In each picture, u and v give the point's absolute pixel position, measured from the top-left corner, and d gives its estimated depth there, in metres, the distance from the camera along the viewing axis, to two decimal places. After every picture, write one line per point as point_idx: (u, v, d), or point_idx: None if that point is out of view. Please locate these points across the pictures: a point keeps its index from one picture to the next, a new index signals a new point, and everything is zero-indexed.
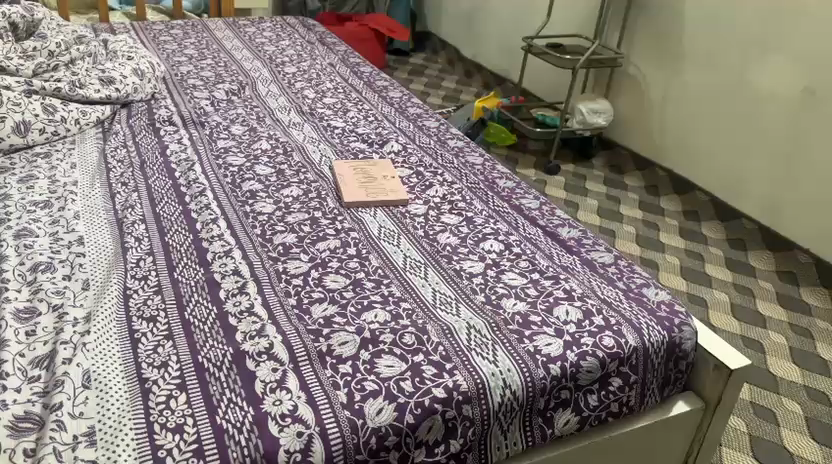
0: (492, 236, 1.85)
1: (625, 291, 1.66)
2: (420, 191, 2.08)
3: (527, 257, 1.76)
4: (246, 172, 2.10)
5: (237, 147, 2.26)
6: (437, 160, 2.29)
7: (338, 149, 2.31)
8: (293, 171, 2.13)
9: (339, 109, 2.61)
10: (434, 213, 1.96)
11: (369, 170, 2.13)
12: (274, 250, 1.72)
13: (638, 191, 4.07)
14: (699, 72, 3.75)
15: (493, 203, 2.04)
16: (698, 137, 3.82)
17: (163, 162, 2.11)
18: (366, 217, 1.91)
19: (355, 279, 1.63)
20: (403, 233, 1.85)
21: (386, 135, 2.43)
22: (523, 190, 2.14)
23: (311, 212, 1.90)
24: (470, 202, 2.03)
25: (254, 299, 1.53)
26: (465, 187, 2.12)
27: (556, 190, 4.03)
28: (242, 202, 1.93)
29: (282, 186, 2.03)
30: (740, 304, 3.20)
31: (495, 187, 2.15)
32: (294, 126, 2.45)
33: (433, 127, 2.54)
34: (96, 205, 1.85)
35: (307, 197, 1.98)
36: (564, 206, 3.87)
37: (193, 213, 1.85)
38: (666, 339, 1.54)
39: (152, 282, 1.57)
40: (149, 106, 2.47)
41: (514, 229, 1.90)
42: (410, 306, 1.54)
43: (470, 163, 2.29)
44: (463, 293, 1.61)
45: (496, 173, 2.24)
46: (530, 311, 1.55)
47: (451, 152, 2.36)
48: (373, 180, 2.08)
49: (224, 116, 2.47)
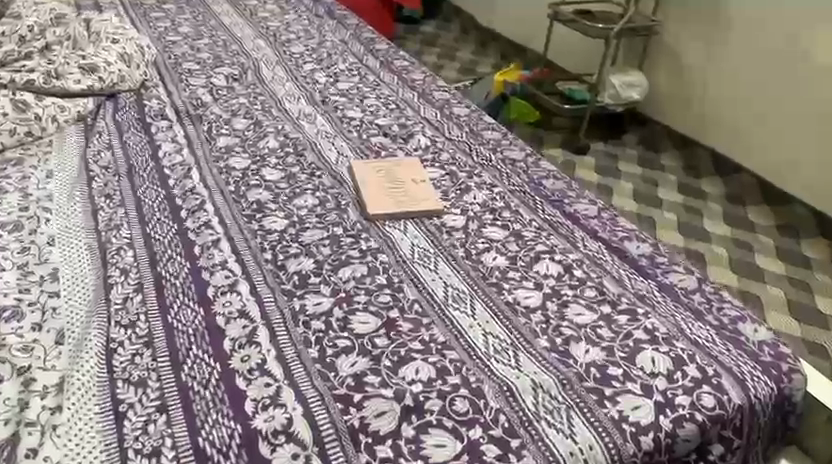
0: (547, 255, 1.56)
1: (718, 329, 1.38)
2: (456, 196, 1.78)
3: (593, 283, 1.47)
4: (251, 177, 1.79)
5: (240, 146, 1.95)
6: (471, 157, 1.98)
7: (357, 145, 2.00)
8: (306, 174, 1.83)
9: (355, 96, 2.29)
10: (476, 226, 1.66)
11: (397, 172, 1.82)
12: (288, 281, 1.42)
13: (676, 171, 3.72)
14: (740, 46, 3.42)
15: (543, 211, 1.73)
16: (741, 117, 3.48)
17: (154, 167, 1.81)
18: (395, 233, 1.61)
19: (389, 320, 1.34)
20: (440, 254, 1.55)
21: (410, 126, 2.11)
22: (576, 194, 1.83)
23: (330, 229, 1.60)
24: (516, 211, 1.72)
25: (268, 352, 1.24)
26: (508, 191, 1.81)
27: (588, 172, 3.69)
28: (249, 216, 1.63)
29: (295, 195, 1.73)
30: (800, 301, 2.89)
31: (542, 189, 1.84)
32: (305, 117, 2.14)
33: (463, 116, 2.22)
34: (75, 225, 1.55)
35: (324, 209, 1.68)
36: (596, 189, 3.54)
37: (191, 233, 1.55)
38: (774, 393, 1.26)
39: (143, 330, 1.28)
40: (138, 98, 2.16)
41: (572, 245, 1.60)
42: (458, 357, 1.26)
43: (510, 160, 1.98)
44: (521, 337, 1.32)
45: (541, 172, 1.93)
46: (608, 361, 1.26)
47: (487, 147, 2.05)
48: (401, 186, 1.77)
49: (225, 108, 2.15)
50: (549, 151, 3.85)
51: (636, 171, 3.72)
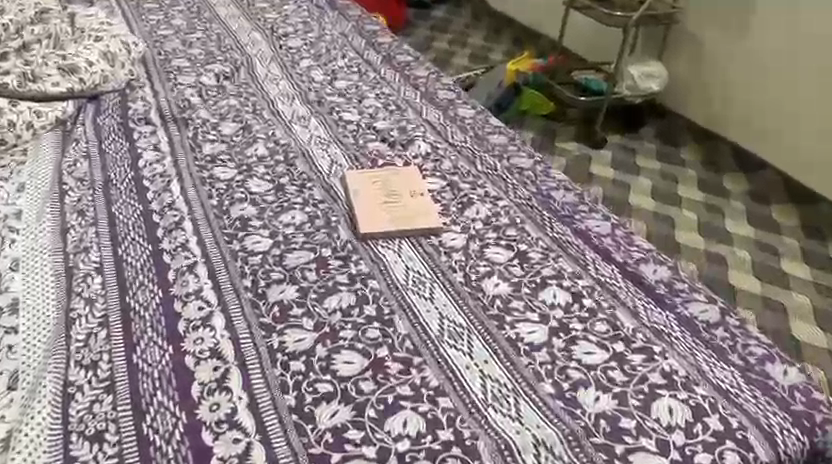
0: (554, 282, 1.43)
1: (744, 371, 1.27)
2: (457, 211, 1.64)
3: (605, 316, 1.35)
4: (236, 190, 1.67)
5: (226, 153, 1.82)
6: (475, 166, 1.83)
7: (351, 152, 1.86)
8: (296, 186, 1.70)
9: (354, 96, 2.15)
10: (477, 245, 1.52)
11: (393, 182, 1.68)
12: (267, 314, 1.30)
13: (696, 166, 3.54)
14: (767, 35, 3.23)
15: (552, 229, 1.60)
16: (766, 110, 3.31)
17: (133, 178, 1.69)
18: (387, 256, 1.48)
19: (376, 360, 1.22)
20: (437, 280, 1.41)
21: (411, 130, 1.97)
22: (588, 210, 1.70)
23: (318, 250, 1.47)
24: (521, 228, 1.59)
25: (239, 401, 1.14)
26: (514, 206, 1.67)
27: (604, 168, 3.50)
28: (230, 235, 1.51)
29: (281, 210, 1.60)
30: (826, 310, 2.73)
31: (551, 205, 1.71)
32: (299, 120, 2.00)
33: (469, 119, 2.08)
34: (41, 245, 1.44)
35: (313, 227, 1.55)
36: (611, 187, 3.35)
37: (165, 255, 1.43)
38: (805, 448, 1.15)
39: (105, 370, 1.17)
40: (122, 100, 2.04)
41: (581, 271, 1.47)
42: (452, 406, 1.15)
43: (517, 169, 1.85)
44: (523, 382, 1.21)
45: (551, 183, 1.79)
46: (620, 410, 1.16)
47: (493, 154, 1.90)
48: (398, 199, 1.63)
49: (213, 110, 2.03)
50: (563, 145, 3.66)
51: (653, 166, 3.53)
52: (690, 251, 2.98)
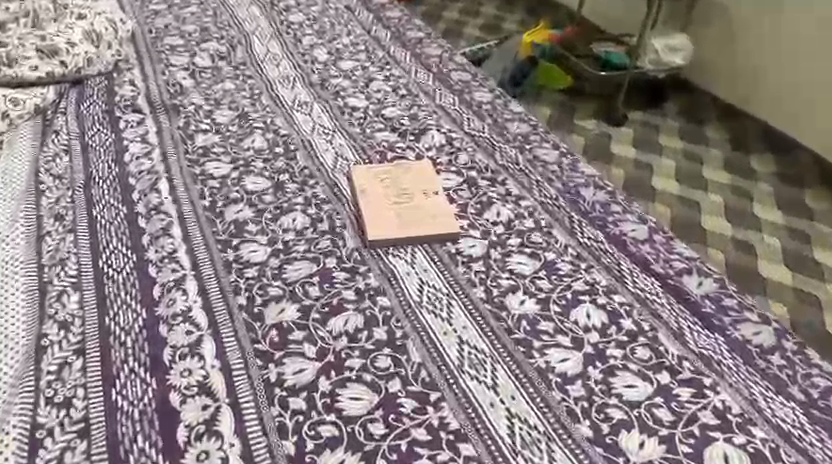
0: (587, 298, 1.27)
1: (807, 408, 1.11)
2: (475, 213, 1.48)
3: (646, 340, 1.19)
4: (231, 188, 1.51)
5: (221, 145, 1.65)
6: (494, 158, 1.66)
7: (358, 144, 1.69)
8: (297, 184, 1.54)
9: (361, 79, 1.98)
10: (499, 253, 1.36)
11: (402, 181, 1.51)
12: (264, 340, 1.16)
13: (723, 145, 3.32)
14: (803, 7, 3.01)
15: (582, 232, 1.43)
16: (800, 89, 3.10)
17: (118, 175, 1.53)
18: (398, 267, 1.32)
19: (388, 396, 1.07)
20: (454, 296, 1.26)
21: (423, 118, 1.80)
22: (620, 209, 1.51)
23: (321, 260, 1.32)
24: (548, 233, 1.43)
25: (231, 448, 1.00)
26: (538, 206, 1.50)
27: (627, 147, 3.30)
28: (223, 242, 1.36)
29: (281, 212, 1.44)
30: None
31: (579, 205, 1.52)
32: (300, 107, 1.83)
33: (486, 104, 1.90)
34: (13, 256, 1.29)
35: (315, 232, 1.39)
36: (632, 169, 3.16)
37: (151, 267, 1.28)
38: None
39: (79, 411, 1.03)
40: (109, 85, 1.87)
41: (617, 284, 1.31)
42: (475, 454, 1.00)
43: (540, 160, 1.67)
44: (556, 422, 1.05)
45: (579, 178, 1.61)
46: (668, 458, 1.01)
47: (514, 144, 1.73)
48: (408, 198, 1.47)
49: (206, 96, 1.86)
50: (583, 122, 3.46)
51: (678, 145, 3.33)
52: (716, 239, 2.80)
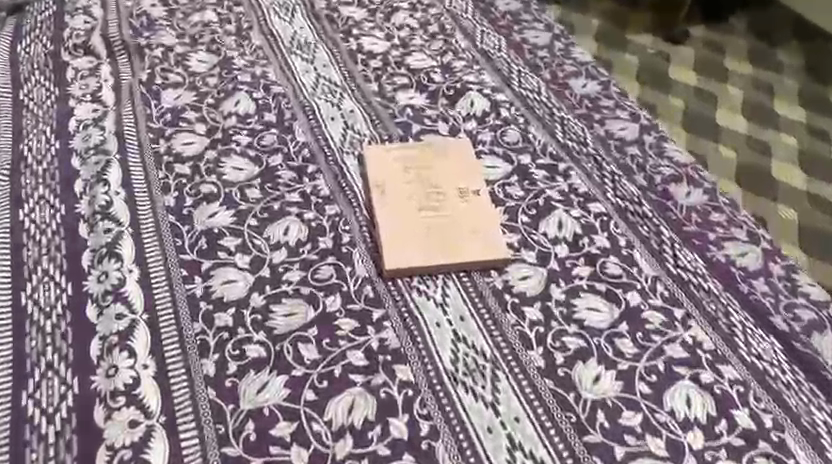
0: (685, 371, 0.92)
1: None
2: (527, 224, 1.10)
3: (768, 446, 0.86)
4: (204, 177, 1.14)
5: (194, 109, 1.27)
6: (552, 136, 1.26)
7: (373, 109, 1.29)
8: (292, 172, 1.16)
9: (379, 8, 1.53)
10: (562, 292, 1.01)
11: (432, 175, 1.14)
12: (237, 438, 0.82)
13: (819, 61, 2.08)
14: None
15: (674, 258, 1.06)
16: None
17: (58, 152, 1.17)
18: (424, 314, 0.96)
19: None
20: (502, 365, 0.91)
21: (459, 72, 1.39)
22: (724, 220, 1.13)
23: (320, 300, 0.97)
24: (627, 257, 1.06)
25: None
26: (613, 213, 1.13)
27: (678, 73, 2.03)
28: (189, 267, 1.01)
29: (270, 217, 1.08)
30: None
31: (667, 211, 1.14)
32: (301, 50, 1.41)
33: (542, 49, 1.47)
34: None
35: (314, 252, 1.04)
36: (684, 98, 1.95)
37: (89, 308, 0.95)
38: None
39: None
40: (56, 13, 1.46)
41: (725, 347, 0.95)
42: None
43: (614, 138, 1.27)
44: None
45: (667, 168, 1.21)
46: None
47: (579, 114, 1.32)
48: (438, 202, 1.09)
49: (180, 31, 1.44)
50: (622, 36, 2.15)
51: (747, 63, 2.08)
52: (788, 214, 1.66)
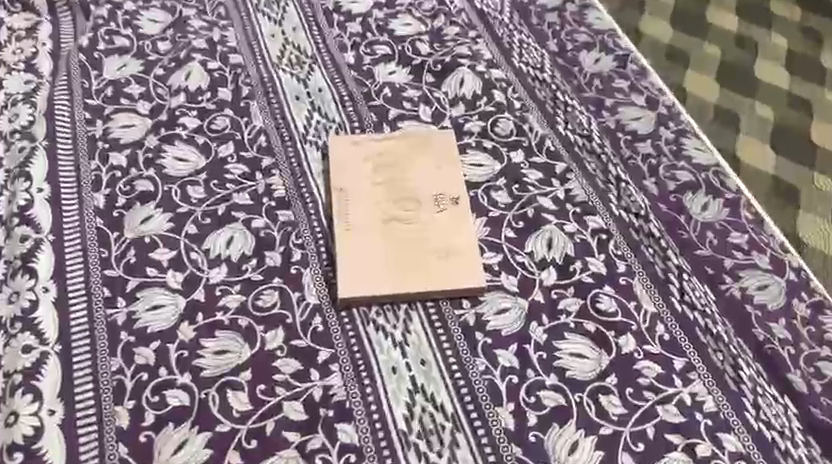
0: (679, 440, 0.78)
1: None
2: (511, 241, 0.94)
3: None
4: (141, 171, 0.99)
5: (140, 82, 1.10)
6: (551, 126, 1.08)
7: (345, 87, 1.12)
8: (244, 165, 1.01)
9: None
10: (543, 332, 0.86)
11: (402, 177, 0.98)
12: None
13: None
14: None
15: (680, 291, 0.91)
16: None
17: None
18: (379, 356, 0.83)
19: None
20: (464, 425, 0.78)
21: (450, 41, 1.19)
22: (744, 243, 0.96)
23: (259, 335, 0.83)
24: (625, 288, 0.90)
25: None
26: (614, 229, 0.96)
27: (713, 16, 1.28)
28: (113, 285, 0.88)
29: (212, 224, 0.94)
30: None
31: (679, 229, 0.97)
32: (269, 9, 1.22)
33: (551, 12, 1.25)
34: None
35: (259, 270, 0.89)
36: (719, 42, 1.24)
37: None
38: None
39: None
40: None
41: (730, 411, 0.81)
42: None
43: (625, 132, 1.08)
44: None
45: (683, 174, 1.03)
46: None
47: (586, 98, 1.13)
48: (405, 212, 0.94)
49: None
50: None
51: (799, 11, 1.29)
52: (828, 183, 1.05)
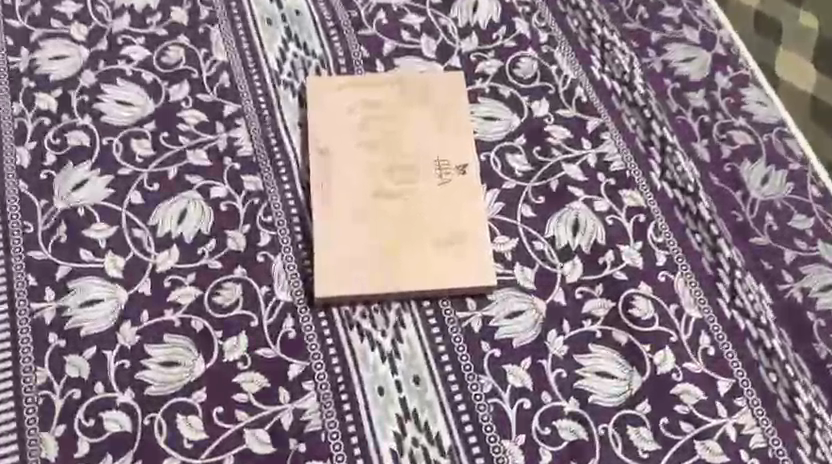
0: None
1: None
2: (529, 223, 0.77)
3: None
4: (75, 118, 0.80)
5: None
6: (583, 68, 0.88)
7: (330, 8, 0.90)
8: (201, 113, 0.81)
9: None
10: (563, 343, 0.71)
11: (400, 136, 0.80)
12: None
13: None
14: None
15: (729, 292, 0.75)
16: None
17: None
18: (362, 372, 0.68)
19: None
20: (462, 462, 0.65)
21: None
22: (810, 229, 0.79)
23: (218, 343, 0.68)
24: (664, 288, 0.74)
25: None
26: (654, 209, 0.79)
27: None
28: (39, 272, 0.71)
29: (161, 192, 0.76)
30: None
31: (732, 209, 0.80)
32: None
33: None
34: None
35: (219, 255, 0.73)
36: None
37: None
38: None
39: None
40: None
41: (782, 449, 0.68)
42: None
43: (673, 77, 0.88)
44: None
45: (740, 137, 0.84)
46: None
47: (627, 29, 0.91)
48: (401, 184, 0.77)
49: None
50: None
51: None
52: None
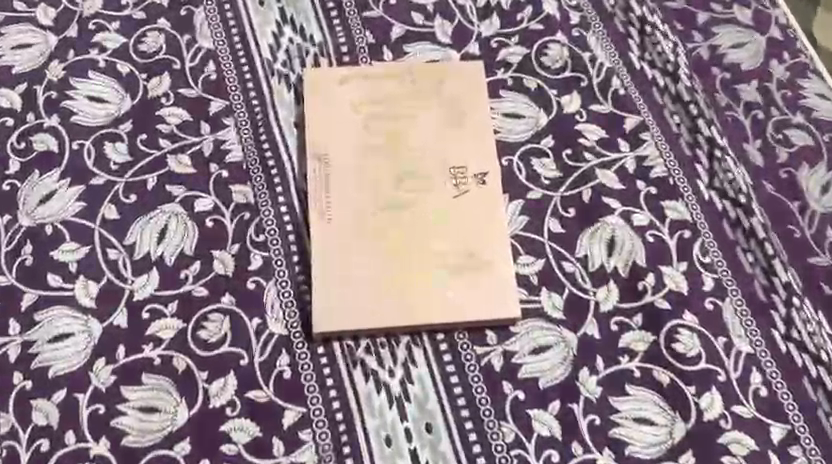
0: None
1: None
2: (556, 240, 0.68)
3: None
4: (41, 118, 0.71)
5: None
6: (619, 56, 0.77)
7: None
8: (183, 111, 0.71)
9: None
10: (595, 384, 0.62)
11: (409, 139, 0.70)
12: None
13: None
14: None
15: (785, 323, 0.65)
16: None
17: None
18: (367, 418, 0.60)
19: None
20: None
21: None
22: None
23: (203, 385, 0.60)
24: (710, 318, 0.65)
25: None
26: (699, 224, 0.69)
27: None
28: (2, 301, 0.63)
29: (139, 206, 0.67)
30: None
31: (789, 223, 0.70)
32: None
33: None
34: None
35: (204, 280, 0.64)
36: None
37: None
38: None
39: None
40: None
41: None
42: None
43: (722, 66, 0.77)
44: None
45: (800, 136, 0.74)
46: None
47: (670, 9, 0.80)
48: (410, 197, 0.67)
49: None
50: None
51: None
52: None
